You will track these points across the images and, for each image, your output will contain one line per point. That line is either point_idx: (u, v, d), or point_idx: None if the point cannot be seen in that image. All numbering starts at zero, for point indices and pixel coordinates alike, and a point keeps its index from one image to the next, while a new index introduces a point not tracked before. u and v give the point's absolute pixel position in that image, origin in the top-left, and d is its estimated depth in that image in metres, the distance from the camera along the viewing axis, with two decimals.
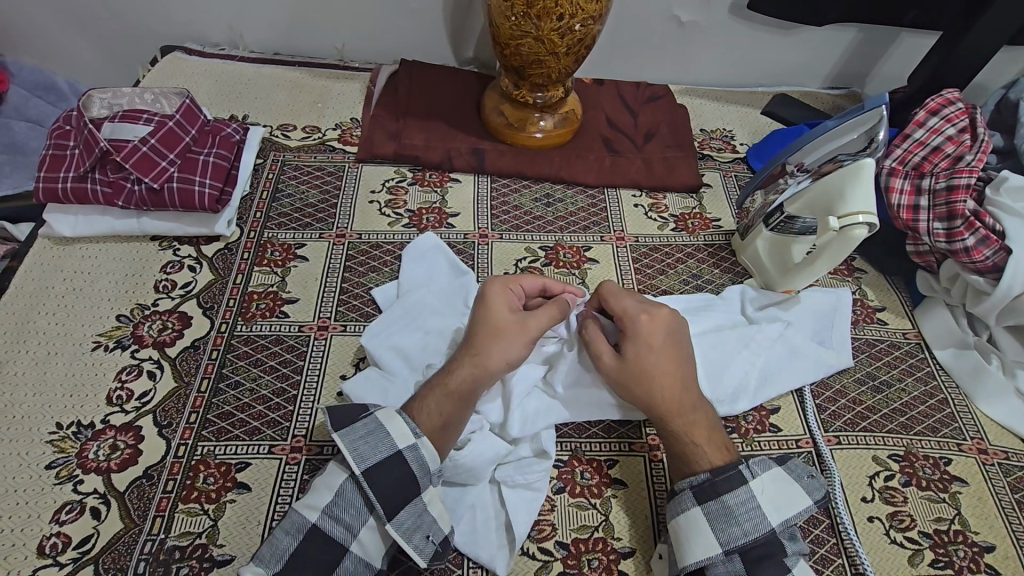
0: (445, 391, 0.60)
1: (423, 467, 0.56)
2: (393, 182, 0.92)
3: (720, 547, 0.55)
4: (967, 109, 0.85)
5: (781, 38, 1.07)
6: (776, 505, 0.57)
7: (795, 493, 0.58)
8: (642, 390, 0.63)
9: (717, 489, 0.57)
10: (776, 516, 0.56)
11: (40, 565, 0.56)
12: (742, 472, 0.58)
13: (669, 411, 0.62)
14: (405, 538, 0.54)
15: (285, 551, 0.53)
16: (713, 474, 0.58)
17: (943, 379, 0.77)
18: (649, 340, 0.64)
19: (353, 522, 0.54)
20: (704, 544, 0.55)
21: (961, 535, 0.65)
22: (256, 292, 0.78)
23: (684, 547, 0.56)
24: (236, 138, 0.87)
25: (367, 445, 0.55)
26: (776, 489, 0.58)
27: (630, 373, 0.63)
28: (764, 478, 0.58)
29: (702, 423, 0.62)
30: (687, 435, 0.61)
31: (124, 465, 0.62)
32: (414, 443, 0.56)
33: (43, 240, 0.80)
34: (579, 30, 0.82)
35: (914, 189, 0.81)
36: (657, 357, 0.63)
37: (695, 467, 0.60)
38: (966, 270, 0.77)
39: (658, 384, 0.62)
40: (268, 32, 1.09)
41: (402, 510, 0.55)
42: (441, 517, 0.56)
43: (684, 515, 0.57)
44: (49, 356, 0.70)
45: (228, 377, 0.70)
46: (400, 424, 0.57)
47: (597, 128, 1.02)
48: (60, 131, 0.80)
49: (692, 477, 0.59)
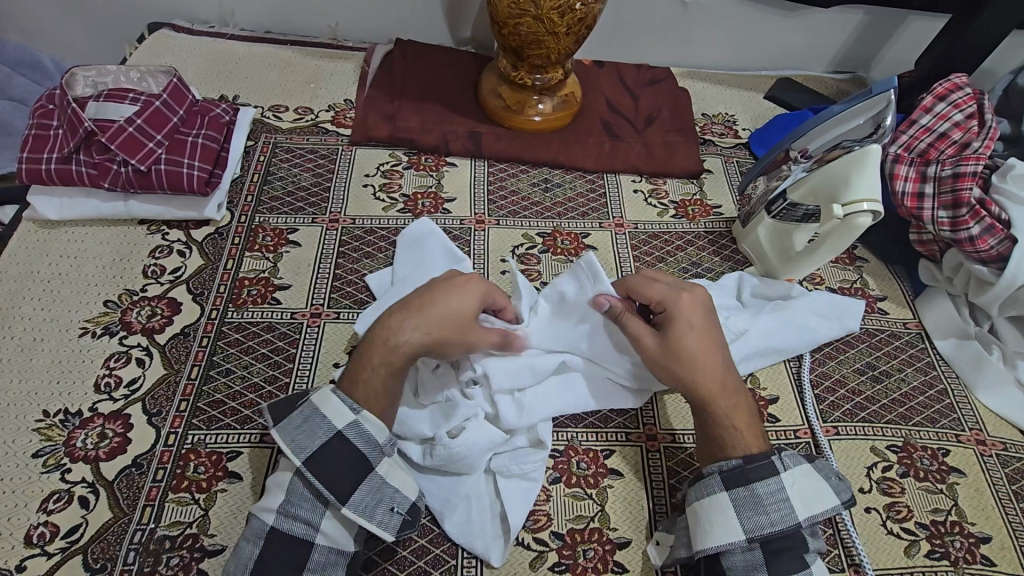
0: (387, 367, 0.57)
1: (369, 442, 0.55)
2: (388, 166, 0.90)
3: (744, 535, 0.55)
4: (975, 94, 0.82)
5: (785, 19, 1.04)
6: (805, 500, 0.56)
7: (825, 491, 0.56)
8: (685, 370, 0.60)
9: (747, 476, 0.56)
10: (804, 510, 0.55)
11: (28, 555, 0.55)
12: (774, 462, 0.57)
13: (711, 392, 0.60)
14: (367, 517, 0.53)
15: (250, 558, 0.52)
16: (745, 462, 0.57)
17: (943, 370, 0.77)
18: (688, 318, 0.62)
19: (310, 516, 0.53)
20: (726, 531, 0.55)
21: (958, 526, 0.64)
22: (248, 277, 0.76)
23: (707, 531, 0.55)
24: (226, 119, 0.84)
25: (304, 433, 0.55)
26: (808, 485, 0.56)
27: (678, 357, 0.61)
28: (796, 471, 0.57)
29: (744, 410, 0.60)
30: (728, 419, 0.60)
31: (113, 454, 0.62)
32: (352, 420, 0.55)
33: (28, 222, 0.78)
34: (579, 9, 0.79)
35: (919, 177, 0.79)
36: (695, 337, 0.61)
37: (728, 453, 0.59)
38: (970, 260, 0.76)
39: (704, 357, 0.60)
40: (259, 10, 1.06)
41: (357, 490, 0.54)
42: (404, 486, 0.56)
43: (709, 498, 0.56)
44: (35, 342, 0.68)
45: (218, 365, 0.68)
46: (335, 403, 0.56)
47: (597, 112, 0.99)
48: (43, 110, 0.76)
49: (722, 463, 0.58)
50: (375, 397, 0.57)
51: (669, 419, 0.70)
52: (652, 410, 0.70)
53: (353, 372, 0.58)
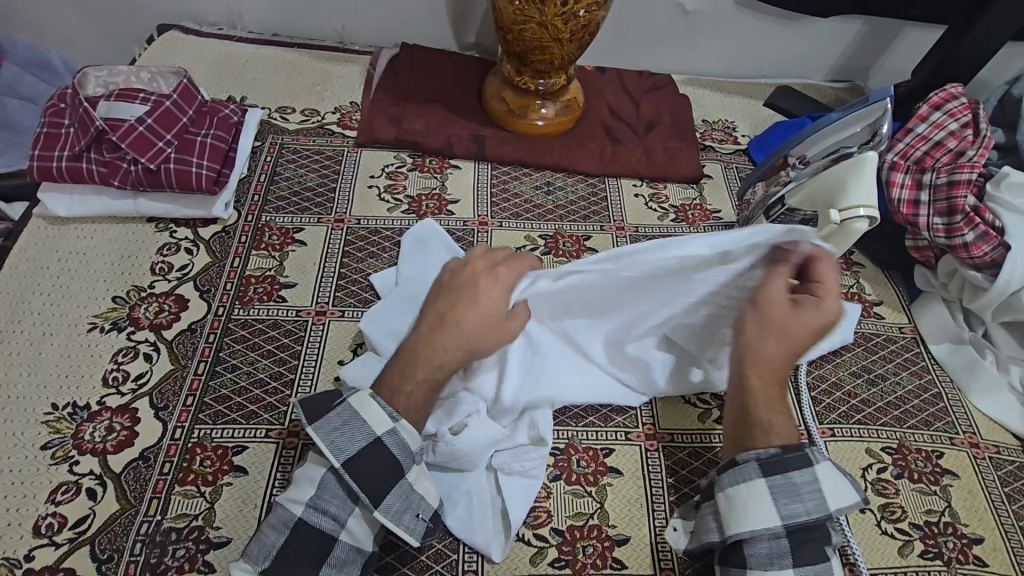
0: (431, 381, 0.57)
1: (404, 449, 0.55)
2: (392, 167, 0.92)
3: (779, 522, 0.53)
4: (969, 104, 0.84)
5: (785, 29, 1.06)
6: (835, 492, 0.55)
7: (851, 488, 0.55)
8: (769, 342, 0.59)
9: (783, 465, 0.55)
10: (835, 501, 0.54)
11: (36, 545, 0.56)
12: (809, 454, 0.56)
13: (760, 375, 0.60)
14: (394, 522, 0.54)
15: (273, 547, 0.53)
16: (783, 451, 0.56)
17: (938, 374, 0.78)
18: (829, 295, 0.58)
19: (339, 512, 0.54)
20: (759, 518, 0.53)
21: (951, 526, 0.65)
22: (254, 275, 0.77)
23: (740, 516, 0.54)
24: (234, 120, 0.86)
25: (343, 435, 0.54)
26: (840, 477, 0.55)
27: (778, 330, 0.58)
28: (827, 464, 0.56)
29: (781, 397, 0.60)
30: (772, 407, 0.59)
31: (120, 447, 0.63)
32: (392, 427, 0.54)
33: (38, 219, 0.79)
34: (584, 16, 0.81)
35: (914, 184, 0.80)
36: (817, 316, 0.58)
37: (762, 441, 0.58)
38: (965, 266, 0.77)
39: (788, 340, 0.59)
40: (267, 12, 1.08)
41: (388, 494, 0.54)
42: (429, 493, 0.56)
43: (746, 485, 0.54)
44: (44, 336, 0.69)
45: (224, 360, 0.69)
46: (376, 409, 0.55)
47: (599, 117, 1.01)
48: (55, 108, 0.78)
49: (760, 450, 0.56)
50: (411, 406, 0.57)
51: (667, 419, 0.71)
52: (651, 410, 0.71)
53: (392, 382, 0.57)
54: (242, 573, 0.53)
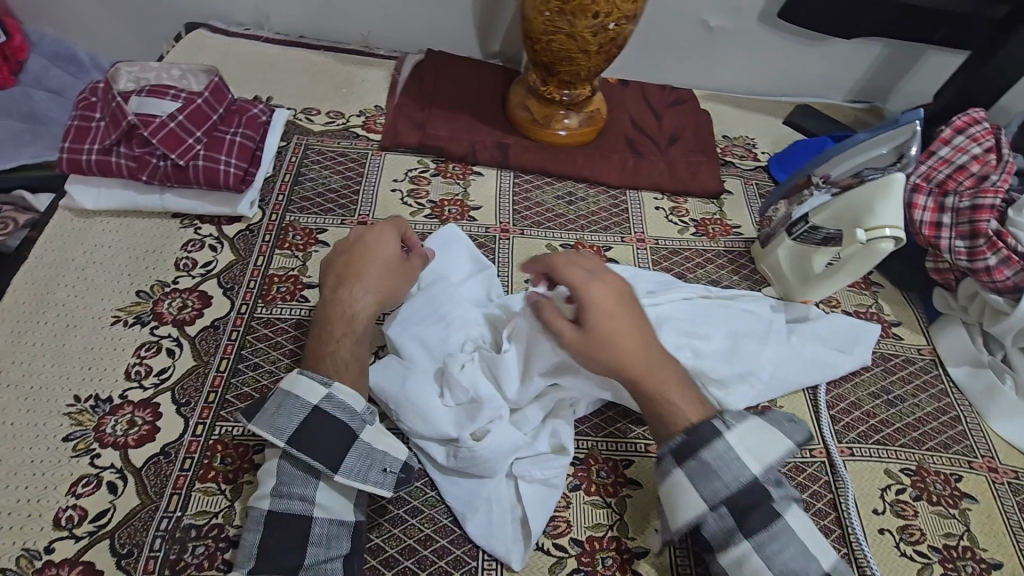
0: (353, 331, 0.63)
1: (348, 411, 0.57)
2: (415, 172, 0.92)
3: (705, 501, 0.54)
4: (992, 129, 0.85)
5: (807, 48, 1.07)
6: (755, 453, 0.56)
7: (774, 439, 0.57)
8: (602, 354, 0.59)
9: (693, 446, 0.56)
10: (757, 462, 0.55)
11: (56, 537, 0.56)
12: (716, 426, 0.57)
13: (643, 374, 0.59)
14: (363, 480, 0.56)
15: (254, 546, 0.53)
16: (688, 433, 0.57)
17: (956, 397, 0.78)
18: (605, 306, 0.61)
19: (305, 491, 0.55)
20: (689, 503, 0.55)
21: (970, 551, 0.65)
22: (277, 275, 0.77)
23: (673, 509, 0.56)
24: (262, 119, 0.86)
25: (282, 416, 0.56)
26: (754, 438, 0.56)
27: (597, 343, 0.59)
28: (738, 429, 0.57)
29: (674, 381, 0.60)
30: (671, 397, 0.59)
31: (141, 441, 0.62)
32: (326, 393, 0.57)
33: (64, 211, 0.79)
34: (612, 29, 0.82)
35: (937, 207, 0.80)
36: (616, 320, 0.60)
37: (669, 428, 0.58)
38: (986, 289, 0.77)
39: (627, 341, 0.59)
40: (295, 14, 1.09)
41: (347, 457, 0.56)
42: (394, 448, 0.58)
43: (666, 478, 0.57)
44: (68, 328, 0.69)
45: (246, 358, 0.70)
46: (304, 382, 0.57)
47: (621, 129, 1.01)
48: (86, 102, 0.78)
49: (670, 439, 0.57)
50: (341, 367, 0.61)
51: None
52: None
53: (315, 354, 0.62)
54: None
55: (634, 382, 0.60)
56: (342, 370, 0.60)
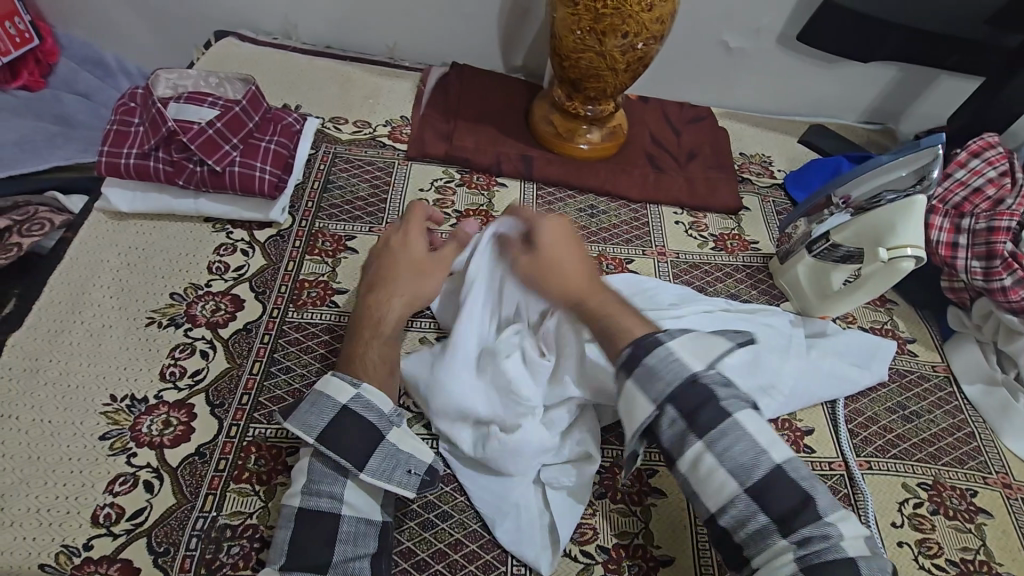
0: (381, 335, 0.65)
1: (376, 411, 0.58)
2: (441, 182, 0.94)
3: (649, 404, 0.52)
4: (1006, 154, 0.86)
5: (823, 70, 1.10)
6: (693, 354, 0.54)
7: (708, 345, 0.55)
8: (552, 282, 0.64)
9: (638, 357, 0.54)
10: (696, 363, 0.53)
11: (94, 535, 0.57)
12: (661, 336, 0.55)
13: (589, 303, 0.61)
14: (386, 480, 0.57)
15: (286, 542, 0.53)
16: (633, 346, 0.55)
17: (970, 413, 0.80)
18: (550, 245, 0.65)
19: (336, 490, 0.56)
20: (637, 408, 0.53)
21: (986, 565, 0.66)
22: (307, 280, 0.79)
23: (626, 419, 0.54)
24: (296, 127, 0.88)
25: (314, 415, 0.57)
26: (691, 343, 0.55)
27: (547, 266, 0.65)
28: (680, 338, 0.55)
29: (612, 303, 0.61)
30: (612, 316, 0.59)
31: (177, 441, 0.63)
32: (355, 393, 0.58)
33: (99, 213, 0.81)
34: (640, 49, 0.84)
35: (953, 228, 0.83)
36: (568, 255, 0.65)
37: (618, 345, 0.57)
38: (1001, 308, 0.79)
39: (569, 271, 0.64)
40: (323, 25, 1.11)
41: (373, 457, 0.57)
42: (419, 451, 0.59)
43: (620, 393, 0.54)
44: (103, 328, 0.70)
45: (279, 362, 0.71)
46: (335, 383, 0.58)
47: (642, 145, 1.04)
48: (125, 107, 0.80)
49: (618, 353, 0.56)
50: (370, 368, 0.62)
51: None
52: None
53: (349, 354, 0.63)
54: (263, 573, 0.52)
55: (580, 304, 0.62)
56: (370, 370, 0.62)
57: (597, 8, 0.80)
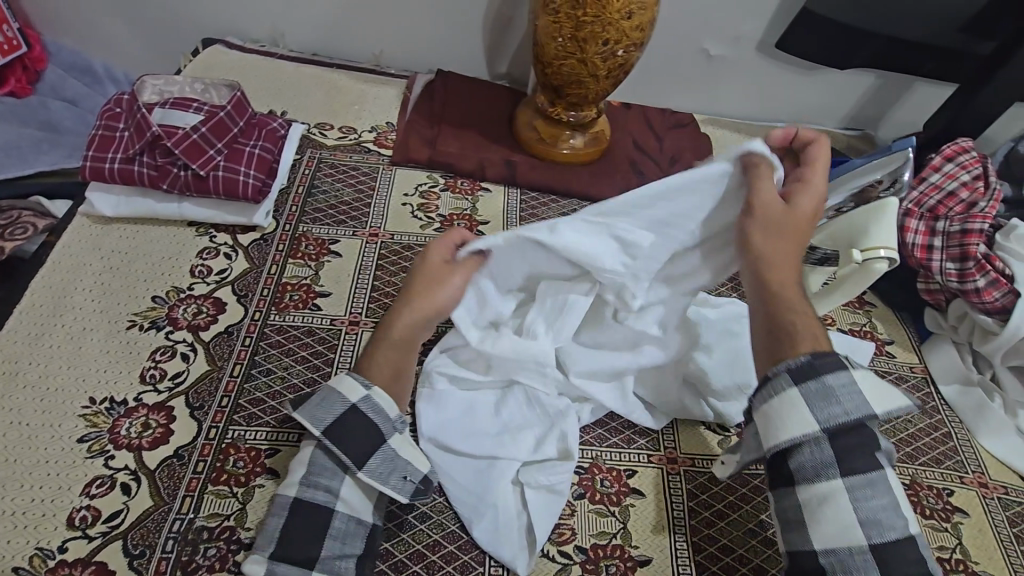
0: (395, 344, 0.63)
1: (381, 414, 0.58)
2: (425, 187, 0.95)
3: (817, 426, 0.50)
4: (979, 158, 0.88)
5: (802, 78, 1.12)
6: (878, 396, 0.52)
7: (896, 393, 0.53)
8: (762, 249, 0.58)
9: (816, 369, 0.52)
10: (879, 406, 0.51)
11: (70, 537, 0.57)
12: (845, 361, 0.53)
13: (772, 283, 0.58)
14: (382, 481, 0.57)
15: (277, 530, 0.54)
16: (814, 358, 0.52)
17: (947, 414, 0.80)
18: (777, 218, 0.58)
19: (331, 484, 0.56)
20: (799, 421, 0.50)
21: (962, 564, 0.67)
22: (290, 283, 0.79)
23: (775, 429, 0.52)
24: (281, 132, 0.89)
25: (322, 409, 0.57)
26: (873, 384, 0.52)
27: (762, 223, 0.58)
28: (864, 375, 0.53)
29: (809, 314, 0.57)
30: (801, 320, 0.56)
31: (156, 444, 0.63)
32: (365, 395, 0.58)
33: (82, 217, 0.81)
34: (621, 56, 0.85)
35: (928, 230, 0.84)
36: (785, 227, 0.59)
37: (794, 353, 0.54)
38: (975, 310, 0.80)
39: (785, 250, 0.59)
40: (310, 33, 1.12)
41: (373, 457, 0.57)
42: (416, 459, 0.59)
43: (778, 397, 0.52)
44: (85, 331, 0.71)
45: (260, 364, 0.71)
46: (347, 380, 0.58)
47: (624, 150, 1.05)
48: (110, 113, 0.80)
49: (788, 361, 0.53)
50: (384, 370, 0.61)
51: (688, 444, 0.73)
52: (671, 434, 0.73)
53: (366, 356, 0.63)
54: (252, 563, 0.53)
55: (763, 284, 0.58)
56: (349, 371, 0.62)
57: (578, 16, 0.81)
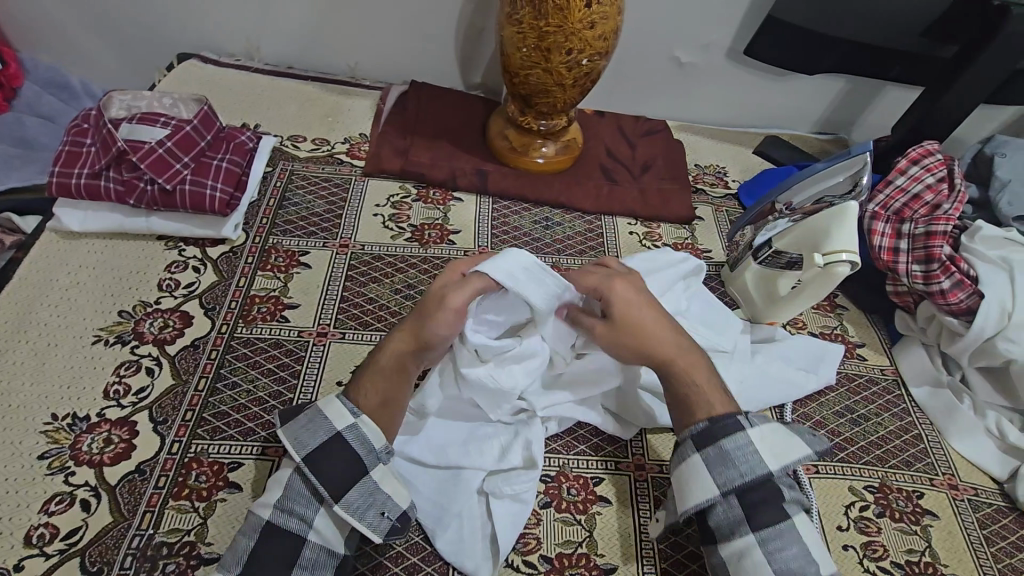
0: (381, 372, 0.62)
1: (366, 445, 0.57)
2: (397, 198, 0.95)
3: (717, 488, 0.56)
4: (944, 160, 0.90)
5: (774, 83, 1.13)
6: (775, 452, 0.57)
7: (795, 442, 0.58)
8: (641, 341, 0.64)
9: (715, 434, 0.58)
10: (776, 461, 0.57)
11: (26, 556, 0.56)
12: (741, 421, 0.59)
13: (667, 360, 0.64)
14: (357, 517, 0.55)
15: (245, 551, 0.53)
16: (710, 423, 0.59)
17: (918, 416, 0.81)
18: (631, 299, 0.66)
19: (305, 511, 0.54)
20: (701, 487, 0.57)
21: (931, 567, 0.67)
22: (258, 295, 0.79)
23: (684, 491, 0.58)
24: (250, 146, 0.89)
25: (307, 432, 0.57)
26: (775, 439, 0.58)
27: (626, 324, 0.64)
28: (764, 428, 0.58)
29: (703, 369, 0.64)
30: (703, 394, 0.62)
31: (117, 459, 0.63)
32: (352, 422, 0.57)
33: (50, 233, 0.81)
34: (586, 65, 0.86)
35: (894, 233, 0.84)
36: (644, 312, 0.65)
37: (695, 418, 0.61)
38: (942, 312, 0.80)
39: (657, 334, 0.64)
40: (284, 46, 1.13)
41: (352, 490, 0.55)
42: (397, 494, 0.57)
43: (686, 461, 0.59)
44: (49, 347, 0.71)
45: (225, 378, 0.71)
46: (338, 406, 0.58)
47: (597, 157, 1.06)
48: (77, 128, 0.81)
49: (691, 429, 0.60)
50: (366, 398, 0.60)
51: (656, 450, 0.73)
52: (640, 440, 0.74)
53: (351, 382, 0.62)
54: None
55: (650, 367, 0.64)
56: None
57: (541, 26, 0.82)
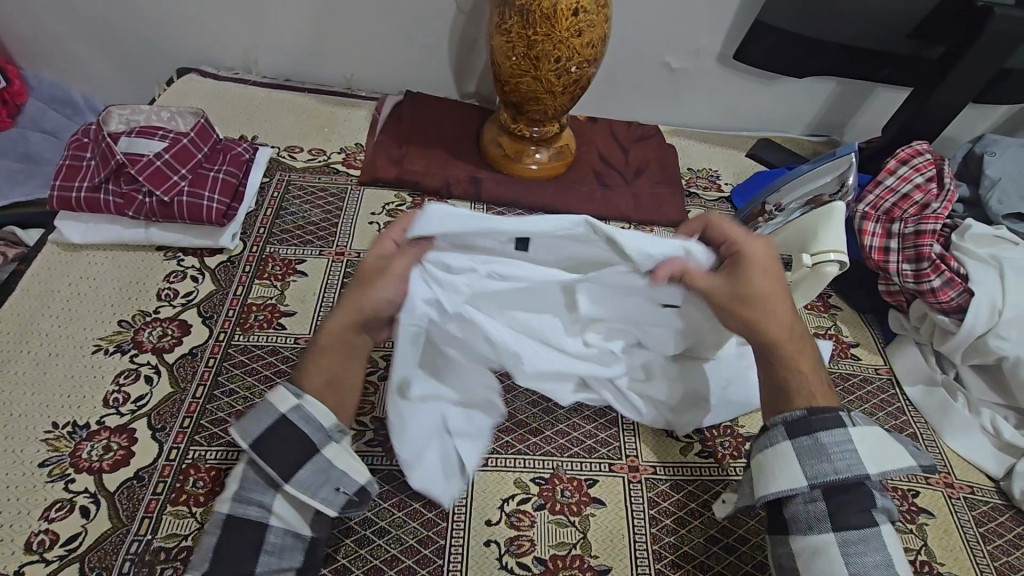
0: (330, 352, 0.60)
1: (313, 424, 0.56)
2: (393, 206, 0.96)
3: (806, 481, 0.55)
4: (934, 160, 0.91)
5: (764, 87, 1.14)
6: (874, 455, 0.56)
7: (894, 450, 0.57)
8: (758, 312, 0.61)
9: (811, 426, 0.57)
10: (876, 466, 0.55)
11: (26, 562, 0.57)
12: (841, 417, 0.57)
13: (778, 341, 0.61)
14: (310, 495, 0.54)
15: (209, 549, 0.52)
16: (810, 413, 0.57)
17: (913, 415, 0.81)
18: (763, 265, 0.62)
19: (264, 499, 0.54)
20: (788, 477, 0.55)
21: (927, 565, 0.67)
22: (255, 303, 0.80)
23: (769, 480, 0.56)
24: (245, 157, 0.92)
25: (254, 421, 0.56)
26: (877, 442, 0.56)
27: (736, 299, 0.60)
28: (863, 429, 0.57)
29: (807, 356, 0.62)
30: (802, 376, 0.61)
31: (116, 466, 0.64)
32: (296, 404, 0.56)
33: (52, 245, 0.83)
34: (574, 72, 0.87)
35: (884, 232, 0.85)
36: (767, 281, 0.61)
37: (792, 405, 0.59)
38: (934, 310, 0.81)
39: (774, 309, 0.61)
40: (281, 59, 1.15)
41: (302, 470, 0.54)
42: (353, 470, 0.57)
43: (773, 448, 0.57)
44: (51, 356, 0.72)
45: (223, 385, 0.72)
46: (280, 392, 0.57)
47: (590, 162, 1.07)
48: (79, 143, 0.83)
49: (785, 415, 0.59)
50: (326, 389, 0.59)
51: (649, 452, 0.73)
52: (633, 442, 0.74)
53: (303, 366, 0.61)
54: None
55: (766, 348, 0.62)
56: None
57: (530, 35, 0.83)
